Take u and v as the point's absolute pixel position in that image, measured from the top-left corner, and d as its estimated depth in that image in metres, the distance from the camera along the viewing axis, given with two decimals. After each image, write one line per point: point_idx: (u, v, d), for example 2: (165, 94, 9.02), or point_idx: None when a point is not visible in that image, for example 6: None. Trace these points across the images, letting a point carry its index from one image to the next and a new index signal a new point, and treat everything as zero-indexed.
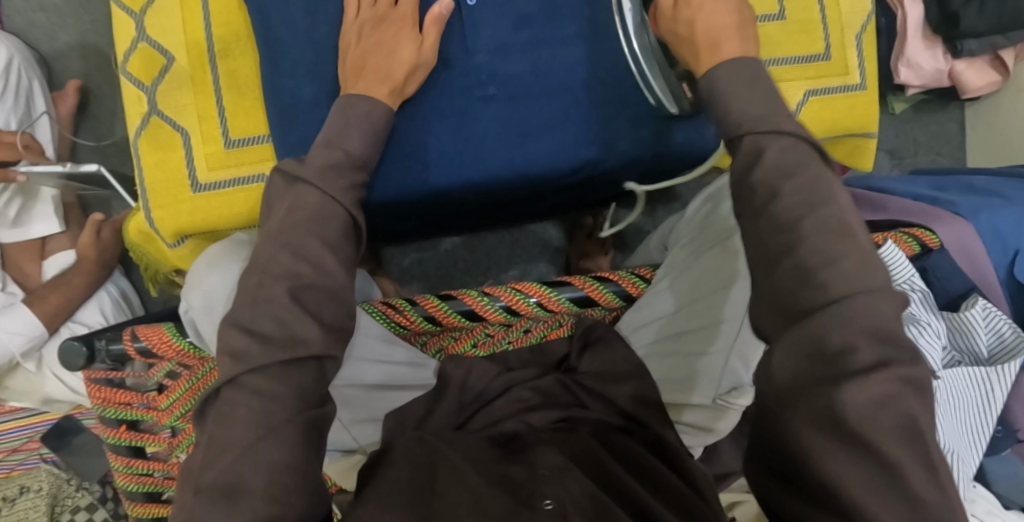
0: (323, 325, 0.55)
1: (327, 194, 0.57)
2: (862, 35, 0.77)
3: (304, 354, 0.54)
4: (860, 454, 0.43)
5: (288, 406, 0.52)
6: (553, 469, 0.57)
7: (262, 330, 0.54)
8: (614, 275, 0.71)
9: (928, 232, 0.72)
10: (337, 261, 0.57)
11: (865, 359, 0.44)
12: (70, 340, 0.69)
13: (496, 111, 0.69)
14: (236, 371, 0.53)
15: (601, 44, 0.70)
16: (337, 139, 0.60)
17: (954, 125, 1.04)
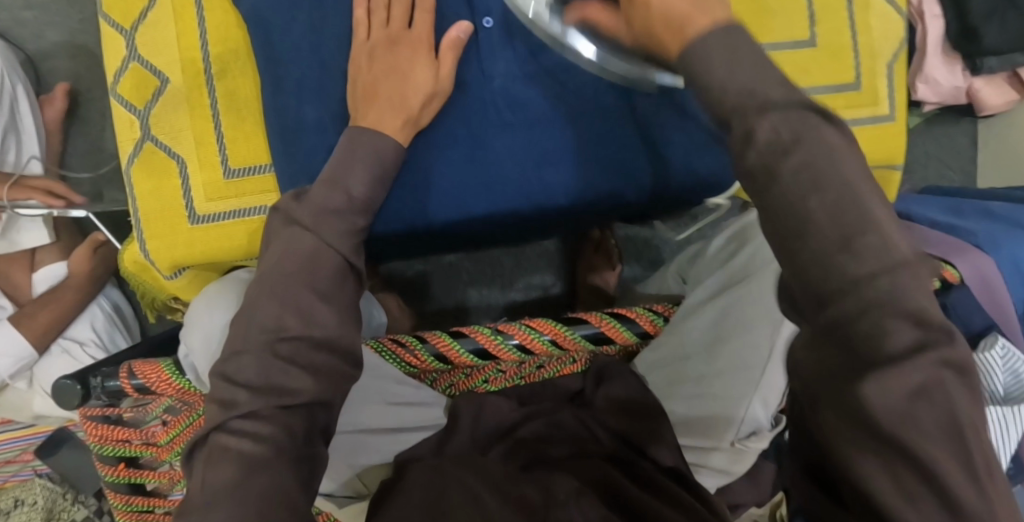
0: (315, 375, 0.53)
1: (323, 240, 0.55)
2: (894, 63, 0.74)
3: (297, 401, 0.52)
4: (889, 463, 0.37)
5: (276, 451, 0.50)
6: (570, 494, 0.59)
7: (246, 380, 0.52)
8: (631, 312, 0.69)
9: (949, 266, 0.69)
10: (331, 309, 0.55)
11: (899, 343, 0.36)
12: (63, 378, 0.66)
13: (511, 140, 0.65)
14: (223, 417, 0.51)
15: None
16: (341, 178, 0.57)
17: (965, 139, 1.03)
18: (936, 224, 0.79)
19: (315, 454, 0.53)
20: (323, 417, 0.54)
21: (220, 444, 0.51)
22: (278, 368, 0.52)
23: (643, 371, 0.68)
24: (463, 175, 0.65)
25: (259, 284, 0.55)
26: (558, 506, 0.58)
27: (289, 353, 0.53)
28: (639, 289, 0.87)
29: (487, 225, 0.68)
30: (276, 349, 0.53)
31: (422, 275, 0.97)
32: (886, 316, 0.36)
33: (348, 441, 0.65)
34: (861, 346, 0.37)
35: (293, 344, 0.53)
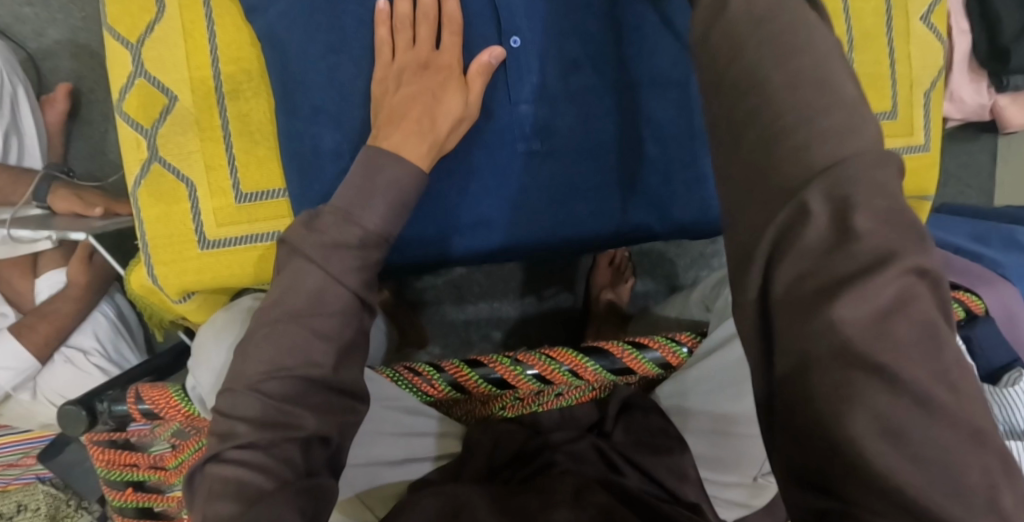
0: (316, 412, 0.53)
1: (329, 276, 0.53)
2: (931, 93, 0.72)
3: (296, 435, 0.52)
4: (873, 399, 0.32)
5: (276, 485, 0.50)
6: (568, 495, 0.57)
7: (246, 414, 0.51)
8: (652, 341, 0.67)
9: (972, 296, 0.70)
10: (337, 344, 0.53)
11: (865, 254, 0.34)
12: (69, 402, 0.65)
13: (534, 164, 0.64)
14: (219, 448, 0.51)
15: (647, 94, 0.65)
16: (356, 212, 0.54)
17: (984, 155, 1.01)
18: (959, 252, 0.79)
19: (318, 484, 0.52)
20: (321, 453, 0.53)
21: (216, 475, 0.50)
22: (278, 407, 0.51)
23: (663, 400, 0.68)
24: (486, 207, 0.64)
25: (261, 317, 0.54)
26: (555, 506, 0.56)
27: (292, 391, 0.52)
28: (658, 309, 0.86)
29: (506, 254, 0.67)
30: (276, 386, 0.51)
31: (433, 287, 0.96)
32: (858, 219, 0.34)
33: (359, 472, 0.63)
34: (823, 261, 0.34)
35: (292, 381, 0.52)
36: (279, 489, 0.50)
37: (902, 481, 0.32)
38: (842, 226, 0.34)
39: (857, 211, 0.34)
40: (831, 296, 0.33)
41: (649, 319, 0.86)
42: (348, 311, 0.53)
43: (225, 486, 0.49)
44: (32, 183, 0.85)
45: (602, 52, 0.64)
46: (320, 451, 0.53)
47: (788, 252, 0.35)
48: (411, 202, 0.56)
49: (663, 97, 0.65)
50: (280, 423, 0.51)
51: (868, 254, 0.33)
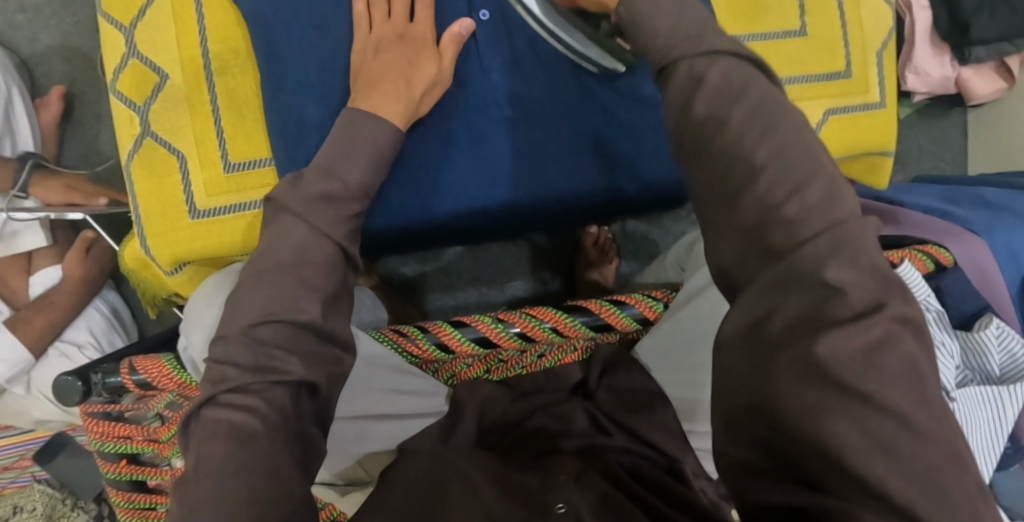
0: (305, 360, 0.54)
1: (313, 228, 0.55)
2: (883, 52, 0.77)
3: (285, 380, 0.53)
4: (858, 416, 0.38)
5: (267, 428, 0.51)
6: (570, 475, 0.58)
7: (235, 360, 0.53)
8: (630, 298, 0.69)
9: (940, 248, 0.72)
10: (323, 296, 0.55)
11: (857, 302, 0.39)
12: (63, 375, 0.67)
13: (511, 136, 0.67)
14: (213, 391, 0.53)
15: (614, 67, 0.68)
16: (338, 167, 0.57)
17: (956, 131, 1.06)
18: (928, 211, 0.81)
19: (306, 431, 0.53)
20: (311, 404, 0.55)
21: (211, 417, 0.52)
22: (268, 352, 0.53)
23: (646, 359, 0.69)
24: (464, 173, 0.67)
25: (250, 268, 0.56)
26: (556, 487, 0.57)
27: (283, 338, 0.53)
28: (639, 275, 0.88)
29: (486, 220, 0.70)
30: (263, 334, 0.53)
31: (421, 275, 0.98)
32: (836, 276, 0.40)
33: (348, 429, 0.64)
34: (821, 308, 0.40)
35: (279, 327, 0.53)
36: (271, 432, 0.51)
37: (874, 474, 0.37)
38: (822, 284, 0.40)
39: (835, 264, 0.40)
40: (818, 331, 0.39)
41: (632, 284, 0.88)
42: (335, 263, 0.56)
43: (219, 427, 0.51)
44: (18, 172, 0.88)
45: None
46: (309, 401, 0.54)
47: (794, 292, 0.40)
48: (391, 158, 0.59)
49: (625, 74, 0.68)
50: (267, 367, 0.52)
51: (860, 304, 0.39)
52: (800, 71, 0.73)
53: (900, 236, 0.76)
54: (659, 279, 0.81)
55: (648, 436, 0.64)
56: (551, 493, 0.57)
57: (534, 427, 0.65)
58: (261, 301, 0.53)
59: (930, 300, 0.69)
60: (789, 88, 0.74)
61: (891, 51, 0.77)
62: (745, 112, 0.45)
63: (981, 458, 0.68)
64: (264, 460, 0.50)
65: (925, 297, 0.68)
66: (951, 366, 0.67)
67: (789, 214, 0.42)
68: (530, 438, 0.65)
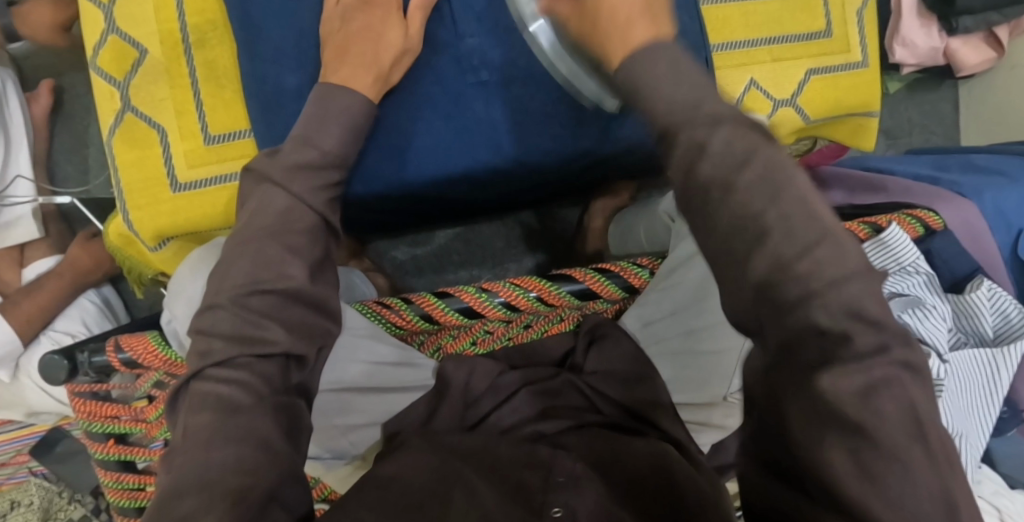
0: (289, 328, 0.52)
1: (294, 196, 0.54)
2: (864, 10, 0.76)
3: (272, 351, 0.51)
4: None
5: (256, 399, 0.49)
6: (569, 476, 0.55)
7: (218, 331, 0.51)
8: (615, 266, 0.67)
9: (931, 213, 0.71)
10: (303, 264, 0.54)
11: (872, 305, 0.40)
12: (49, 354, 0.66)
13: (482, 99, 0.68)
14: (200, 365, 0.50)
15: None
16: (313, 136, 0.57)
17: (946, 103, 1.07)
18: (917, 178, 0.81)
19: (295, 403, 0.52)
20: (297, 376, 0.53)
21: (197, 390, 0.50)
22: (254, 321, 0.51)
23: (634, 326, 0.68)
24: (441, 138, 0.68)
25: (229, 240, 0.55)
26: (555, 489, 0.53)
27: (271, 308, 0.52)
28: (626, 211, 0.86)
29: (466, 182, 0.71)
30: (248, 302, 0.51)
31: (413, 260, 0.99)
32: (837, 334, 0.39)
33: (333, 400, 0.64)
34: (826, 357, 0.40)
35: (264, 297, 0.52)
36: (261, 404, 0.50)
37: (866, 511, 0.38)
38: (815, 319, 0.39)
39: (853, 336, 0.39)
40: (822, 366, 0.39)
41: (621, 243, 0.86)
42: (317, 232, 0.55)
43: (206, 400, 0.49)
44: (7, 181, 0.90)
45: None
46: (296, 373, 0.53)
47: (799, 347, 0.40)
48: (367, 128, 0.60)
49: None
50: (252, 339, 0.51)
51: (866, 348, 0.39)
52: (777, 30, 0.73)
53: (893, 201, 0.75)
54: (650, 241, 0.78)
55: (643, 413, 0.63)
56: (552, 494, 0.53)
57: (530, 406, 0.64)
58: (248, 270, 0.52)
59: (920, 263, 0.68)
60: (769, 49, 0.74)
61: (871, 11, 0.77)
62: (755, 174, 0.43)
63: (980, 418, 0.67)
64: (253, 430, 0.48)
65: (914, 261, 0.68)
66: (943, 329, 0.66)
67: (801, 270, 0.40)
68: (523, 419, 0.63)
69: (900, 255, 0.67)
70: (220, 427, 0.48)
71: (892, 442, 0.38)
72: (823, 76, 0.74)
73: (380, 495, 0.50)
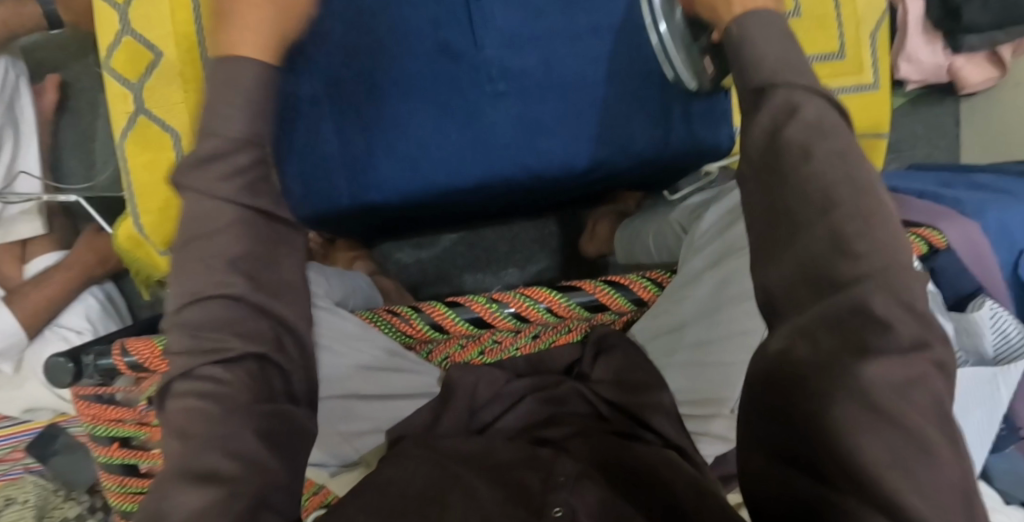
0: (244, 335, 0.53)
1: None
2: (877, 32, 0.76)
3: (231, 357, 0.52)
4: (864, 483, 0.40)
5: (228, 408, 0.51)
6: (569, 476, 0.56)
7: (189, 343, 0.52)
8: (626, 278, 0.67)
9: (936, 232, 0.71)
10: None
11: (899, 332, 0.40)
12: (55, 357, 0.67)
13: (498, 109, 0.68)
14: (171, 378, 0.52)
15: (619, 40, 0.70)
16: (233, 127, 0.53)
17: (948, 119, 1.08)
18: (921, 195, 0.82)
19: (281, 409, 0.54)
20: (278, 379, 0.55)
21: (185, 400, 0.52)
22: (206, 333, 0.52)
23: (641, 338, 0.68)
24: (454, 145, 0.68)
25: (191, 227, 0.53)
26: (554, 488, 0.55)
27: (219, 317, 0.52)
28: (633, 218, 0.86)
29: (479, 191, 0.71)
30: (211, 313, 0.53)
31: (417, 263, 0.99)
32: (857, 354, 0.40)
33: (336, 407, 0.63)
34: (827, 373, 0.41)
35: (223, 302, 0.53)
36: (233, 413, 0.51)
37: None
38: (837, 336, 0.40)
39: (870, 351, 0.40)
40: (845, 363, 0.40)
41: (628, 249, 0.86)
42: None
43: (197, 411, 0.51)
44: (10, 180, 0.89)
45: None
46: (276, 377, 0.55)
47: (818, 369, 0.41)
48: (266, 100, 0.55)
49: (572, 47, 0.69)
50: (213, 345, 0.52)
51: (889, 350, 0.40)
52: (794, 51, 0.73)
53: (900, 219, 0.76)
54: (659, 249, 0.78)
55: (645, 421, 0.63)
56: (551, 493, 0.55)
57: (531, 415, 0.65)
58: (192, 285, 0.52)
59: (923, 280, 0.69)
60: None
61: (885, 33, 0.77)
62: None
63: (977, 436, 0.69)
64: (229, 439, 0.50)
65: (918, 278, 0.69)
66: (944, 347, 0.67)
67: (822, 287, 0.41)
68: (526, 425, 0.64)
69: None
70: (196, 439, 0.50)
71: (904, 467, 0.39)
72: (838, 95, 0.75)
73: (375, 500, 0.52)
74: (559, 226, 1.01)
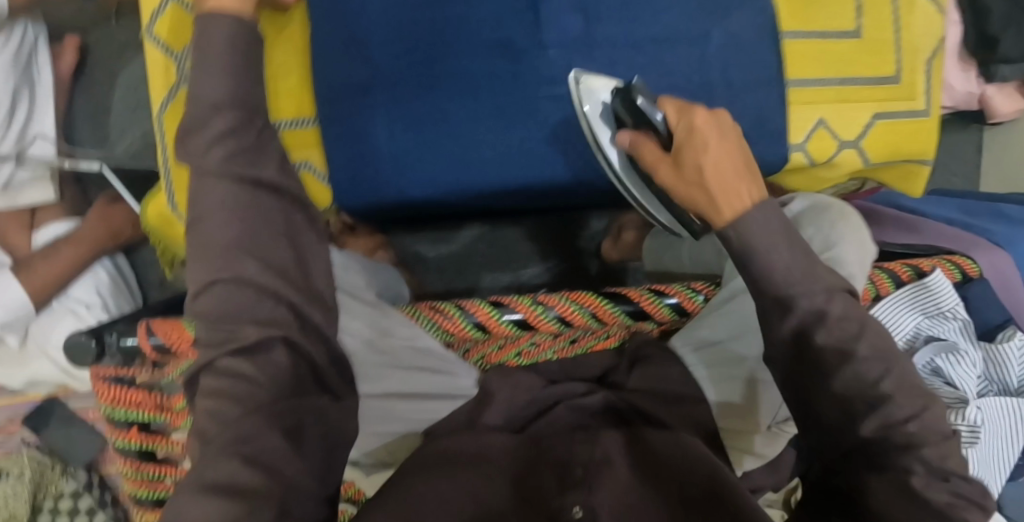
0: (260, 324, 0.54)
1: None
2: (932, 61, 0.77)
3: (245, 346, 0.53)
4: None
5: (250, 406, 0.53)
6: (586, 467, 0.54)
7: (218, 336, 0.54)
8: (670, 289, 0.67)
9: (968, 260, 0.72)
10: None
11: None
12: (75, 334, 0.63)
13: (554, 114, 0.67)
14: (211, 357, 0.54)
15: (688, 51, 0.68)
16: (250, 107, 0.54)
17: (971, 145, 1.09)
18: (950, 221, 0.83)
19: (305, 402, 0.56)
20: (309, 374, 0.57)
21: (213, 386, 0.53)
22: (225, 323, 0.54)
23: (682, 348, 0.66)
24: (503, 150, 0.67)
25: (229, 209, 0.53)
26: (573, 484, 0.53)
27: (237, 309, 0.54)
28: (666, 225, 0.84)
29: (527, 196, 0.70)
30: (233, 300, 0.53)
31: (437, 259, 0.97)
32: None
33: (372, 407, 0.62)
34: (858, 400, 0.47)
35: (229, 284, 0.53)
36: (253, 411, 0.53)
37: None
38: None
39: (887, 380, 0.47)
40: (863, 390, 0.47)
41: (657, 256, 0.85)
42: None
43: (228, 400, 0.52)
44: (24, 144, 0.88)
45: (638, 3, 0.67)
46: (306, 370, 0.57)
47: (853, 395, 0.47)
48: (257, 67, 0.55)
49: (636, 58, 0.67)
50: (226, 337, 0.54)
51: None
52: (850, 72, 0.74)
53: (931, 243, 0.77)
54: (693, 260, 0.77)
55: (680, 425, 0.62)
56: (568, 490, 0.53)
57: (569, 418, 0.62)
58: (211, 280, 0.53)
59: (958, 309, 0.70)
60: (839, 89, 0.74)
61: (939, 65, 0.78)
62: None
63: (1001, 464, 0.69)
64: (250, 438, 0.51)
65: (953, 306, 0.69)
66: (972, 375, 0.69)
67: None
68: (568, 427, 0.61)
69: (940, 301, 0.68)
70: (216, 434, 0.51)
71: None
72: (887, 121, 0.75)
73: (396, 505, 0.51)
74: (583, 232, 0.98)
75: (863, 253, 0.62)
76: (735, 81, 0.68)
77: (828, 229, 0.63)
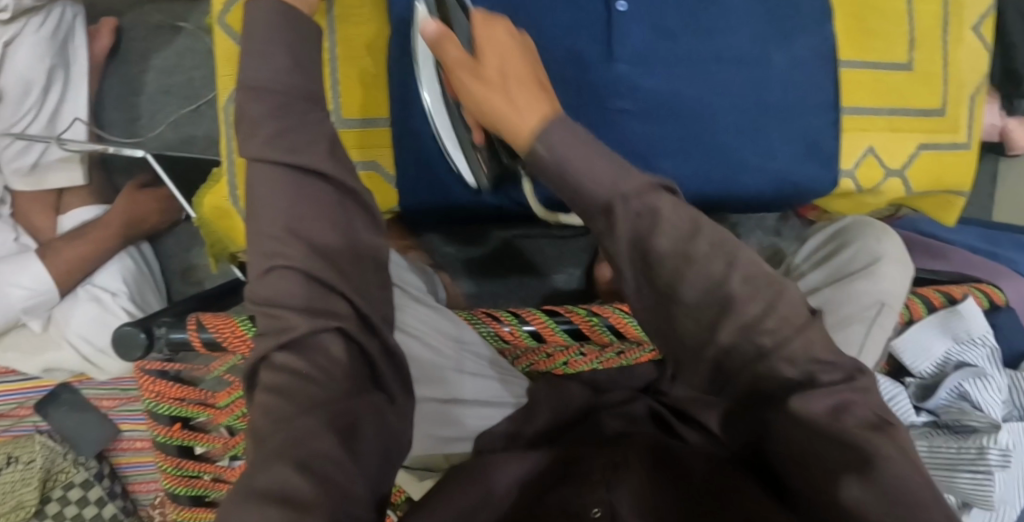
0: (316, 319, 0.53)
1: None
2: (975, 96, 0.80)
3: (294, 337, 0.52)
4: None
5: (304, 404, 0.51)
6: (605, 471, 0.51)
7: (275, 332, 0.52)
8: None
9: (997, 289, 0.75)
10: None
11: None
12: (125, 325, 0.62)
13: (631, 127, 0.68)
14: (266, 353, 0.52)
15: (753, 69, 0.69)
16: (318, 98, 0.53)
17: (986, 175, 1.13)
18: (975, 250, 0.87)
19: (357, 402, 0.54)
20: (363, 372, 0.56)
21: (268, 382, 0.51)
22: (281, 318, 0.52)
23: None
24: None
25: (293, 204, 0.52)
26: (591, 486, 0.50)
27: (296, 306, 0.52)
28: None
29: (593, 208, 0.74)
30: (290, 294, 0.52)
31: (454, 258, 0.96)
32: None
33: (432, 410, 0.63)
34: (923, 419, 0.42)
35: (284, 272, 0.52)
36: (307, 409, 0.51)
37: None
38: None
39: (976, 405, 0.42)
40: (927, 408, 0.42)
41: None
42: None
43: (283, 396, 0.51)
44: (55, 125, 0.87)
45: (705, 22, 0.69)
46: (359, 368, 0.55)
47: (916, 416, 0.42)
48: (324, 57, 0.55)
49: (698, 76, 0.69)
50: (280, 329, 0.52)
51: None
52: (900, 102, 0.76)
53: (959, 271, 0.79)
54: None
55: None
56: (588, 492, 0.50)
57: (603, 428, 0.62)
58: (270, 274, 0.52)
59: (987, 336, 0.71)
60: (889, 117, 0.76)
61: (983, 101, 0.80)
62: None
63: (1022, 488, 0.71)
64: (303, 435, 0.50)
65: (982, 333, 0.71)
66: (997, 400, 0.70)
67: None
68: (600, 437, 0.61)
69: (970, 327, 0.70)
70: (269, 435, 0.50)
71: None
72: (932, 152, 0.77)
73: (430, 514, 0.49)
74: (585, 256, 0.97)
75: (904, 266, 0.66)
76: (789, 103, 0.70)
77: (874, 242, 0.67)
